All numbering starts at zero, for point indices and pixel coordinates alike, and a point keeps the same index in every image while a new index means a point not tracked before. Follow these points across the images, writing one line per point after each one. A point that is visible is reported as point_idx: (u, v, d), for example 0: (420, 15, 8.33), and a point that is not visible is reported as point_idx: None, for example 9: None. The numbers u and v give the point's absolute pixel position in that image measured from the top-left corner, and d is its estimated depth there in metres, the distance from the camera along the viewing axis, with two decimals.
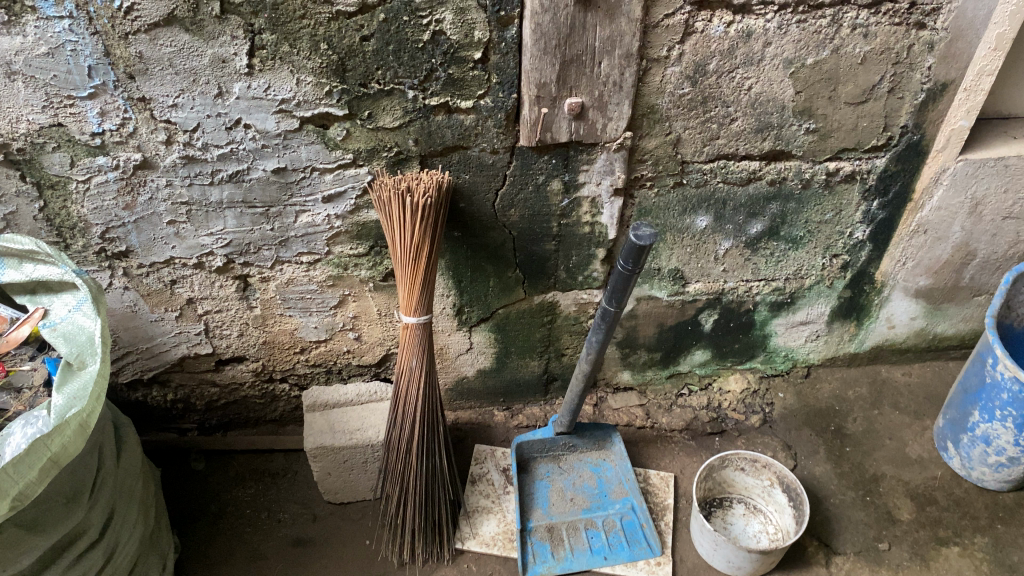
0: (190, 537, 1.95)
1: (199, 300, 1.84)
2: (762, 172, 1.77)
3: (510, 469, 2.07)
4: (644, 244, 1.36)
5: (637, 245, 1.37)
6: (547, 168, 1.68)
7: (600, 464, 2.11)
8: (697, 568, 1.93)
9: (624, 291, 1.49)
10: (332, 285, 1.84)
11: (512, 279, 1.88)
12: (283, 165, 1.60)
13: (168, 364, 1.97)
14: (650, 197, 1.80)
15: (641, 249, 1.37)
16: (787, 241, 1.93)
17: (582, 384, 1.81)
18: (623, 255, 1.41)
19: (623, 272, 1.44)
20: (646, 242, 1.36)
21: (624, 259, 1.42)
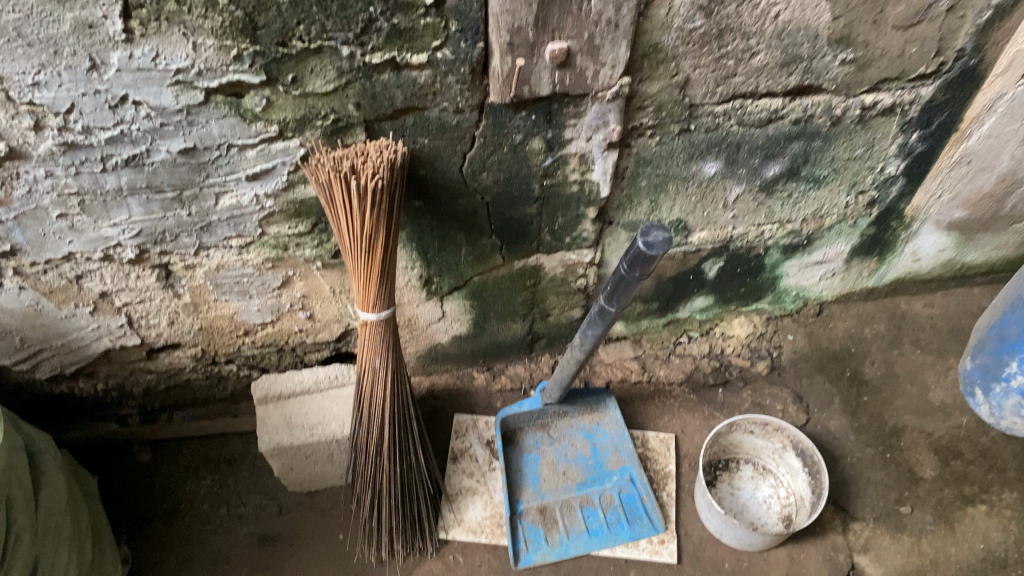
0: (142, 543, 1.75)
1: (115, 293, 1.53)
2: (785, 110, 1.46)
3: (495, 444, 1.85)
4: (655, 253, 1.07)
5: (646, 253, 1.08)
6: (525, 125, 1.36)
7: (594, 430, 1.90)
8: (704, 543, 1.79)
9: (627, 293, 1.21)
10: (272, 266, 1.54)
11: (487, 247, 1.59)
12: (191, 145, 1.26)
13: (92, 357, 1.68)
14: (651, 145, 1.48)
15: (650, 258, 1.09)
16: (808, 181, 1.64)
17: (573, 370, 1.56)
18: (627, 258, 1.13)
19: (625, 276, 1.16)
20: (656, 252, 1.07)
21: (627, 262, 1.14)
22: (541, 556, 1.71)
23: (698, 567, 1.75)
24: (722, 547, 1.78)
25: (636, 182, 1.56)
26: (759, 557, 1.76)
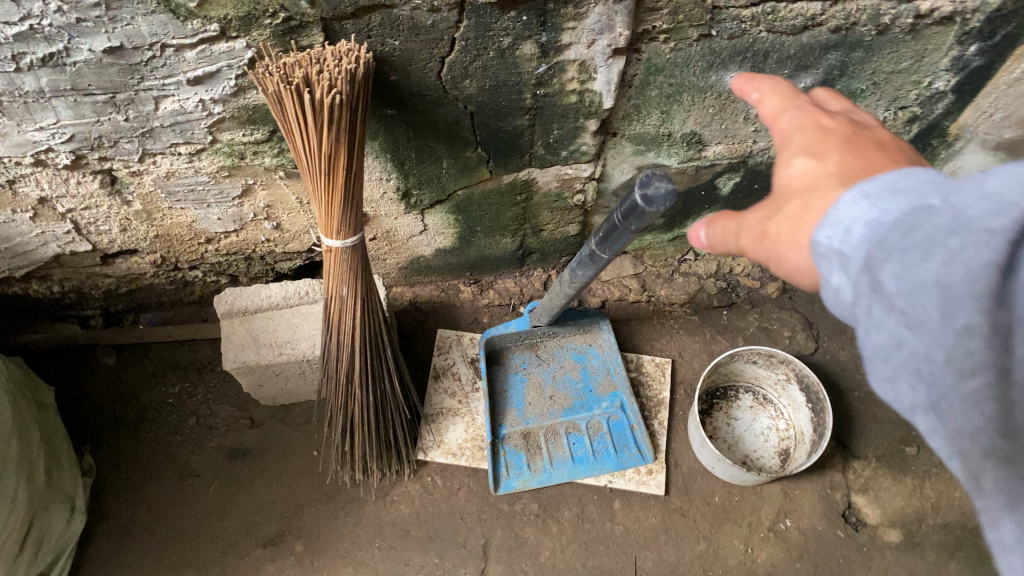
0: (108, 452, 1.68)
1: (55, 199, 1.38)
2: (825, 16, 1.24)
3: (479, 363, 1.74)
4: (654, 210, 0.92)
5: (643, 209, 0.93)
6: (514, 28, 1.15)
7: (585, 351, 1.78)
8: (694, 474, 1.70)
9: (621, 243, 1.06)
10: (229, 175, 1.37)
11: (472, 159, 1.41)
12: (117, 44, 1.07)
13: (42, 261, 1.55)
14: (664, 52, 1.27)
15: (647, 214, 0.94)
16: (843, 95, 1.43)
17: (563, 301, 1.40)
18: (622, 208, 0.98)
19: (619, 226, 1.01)
20: (655, 208, 0.92)
21: (621, 213, 0.98)
22: (521, 484, 1.62)
23: (686, 500, 1.67)
24: (714, 479, 1.70)
25: (645, 92, 1.36)
26: (751, 491, 1.68)
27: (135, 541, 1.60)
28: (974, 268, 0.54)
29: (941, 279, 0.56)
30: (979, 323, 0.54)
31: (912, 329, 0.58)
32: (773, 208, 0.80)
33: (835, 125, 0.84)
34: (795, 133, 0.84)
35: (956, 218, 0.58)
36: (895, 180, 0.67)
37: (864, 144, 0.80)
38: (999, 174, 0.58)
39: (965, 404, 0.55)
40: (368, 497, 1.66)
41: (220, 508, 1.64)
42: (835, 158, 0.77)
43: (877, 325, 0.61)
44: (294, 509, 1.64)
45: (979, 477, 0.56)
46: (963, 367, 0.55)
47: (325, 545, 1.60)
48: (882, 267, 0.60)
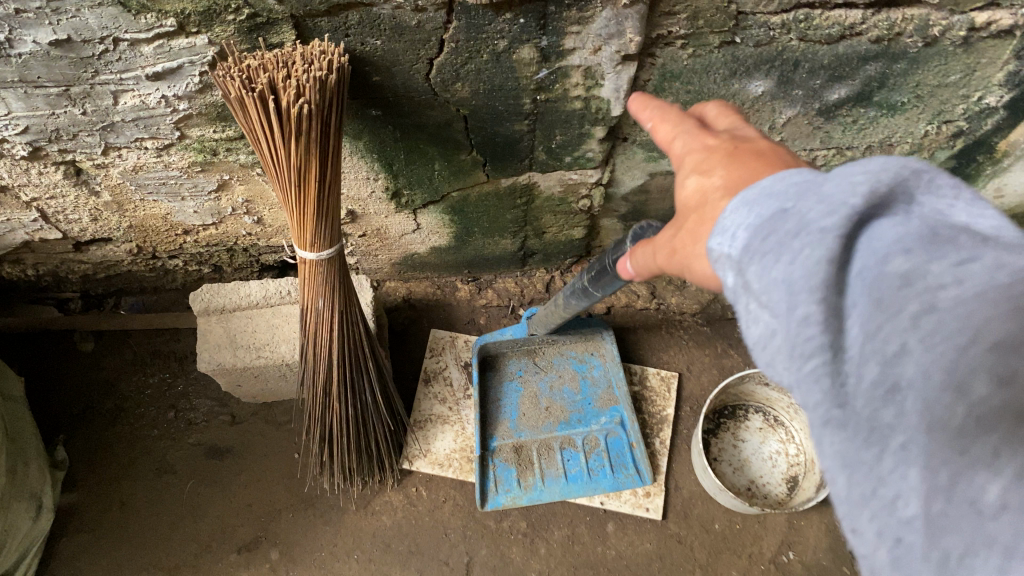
0: (82, 443, 1.62)
1: (17, 188, 1.28)
2: (865, 26, 1.09)
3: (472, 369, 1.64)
4: None
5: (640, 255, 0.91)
6: (511, 31, 1.02)
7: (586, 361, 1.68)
8: (694, 499, 1.60)
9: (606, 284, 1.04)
10: (202, 170, 1.27)
11: (467, 162, 1.30)
12: (65, 37, 0.96)
13: (11, 247, 1.46)
14: (681, 58, 1.13)
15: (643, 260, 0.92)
16: (881, 107, 1.29)
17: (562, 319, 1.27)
18: (615, 251, 0.95)
19: (607, 269, 0.99)
20: None
21: (614, 255, 0.96)
22: (511, 501, 1.51)
23: (684, 526, 1.58)
24: (714, 505, 1.60)
25: (660, 98, 1.22)
26: (754, 520, 1.58)
27: (106, 541, 1.53)
28: (809, 259, 0.48)
29: (786, 272, 0.50)
30: (814, 312, 0.47)
31: (765, 315, 0.52)
32: (678, 226, 0.71)
33: (719, 141, 0.72)
34: (686, 153, 0.74)
35: (806, 215, 0.51)
36: (771, 181, 0.58)
37: (744, 154, 0.68)
38: (849, 169, 0.52)
39: (809, 388, 0.49)
40: (349, 505, 1.59)
41: (195, 508, 1.57)
42: (722, 171, 0.67)
43: (746, 322, 0.55)
44: (272, 514, 1.57)
45: (825, 453, 0.50)
46: (803, 349, 0.48)
47: (302, 555, 1.53)
48: (745, 267, 0.54)
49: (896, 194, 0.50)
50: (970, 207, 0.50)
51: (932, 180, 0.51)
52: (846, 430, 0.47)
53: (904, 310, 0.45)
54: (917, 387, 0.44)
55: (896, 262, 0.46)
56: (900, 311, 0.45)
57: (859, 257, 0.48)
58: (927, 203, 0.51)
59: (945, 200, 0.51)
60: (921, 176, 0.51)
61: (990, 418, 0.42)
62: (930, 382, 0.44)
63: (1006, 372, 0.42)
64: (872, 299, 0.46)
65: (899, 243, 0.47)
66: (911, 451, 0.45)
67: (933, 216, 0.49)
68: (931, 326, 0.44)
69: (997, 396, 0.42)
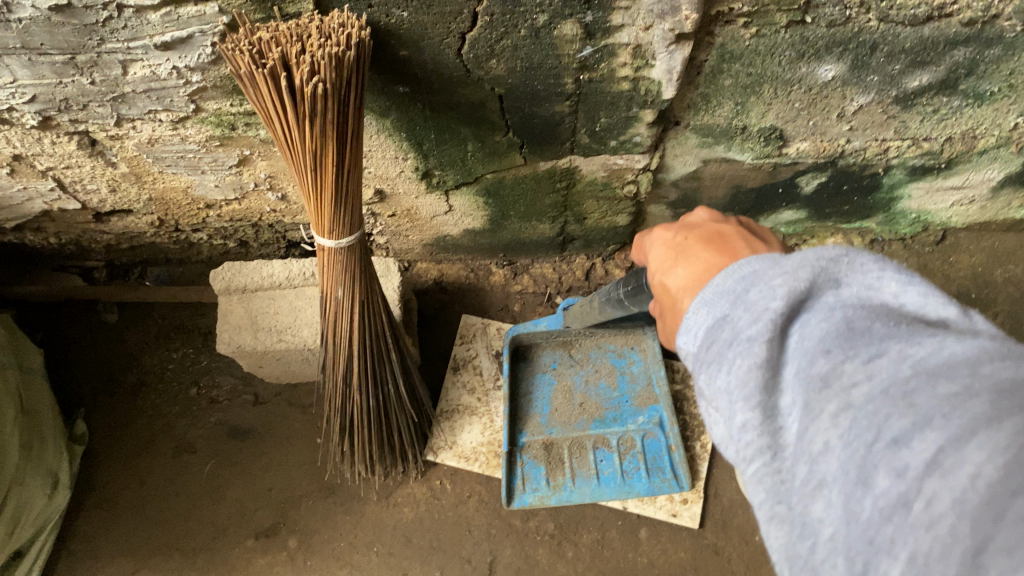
0: (103, 418, 1.58)
1: (31, 156, 1.22)
2: (958, 6, 0.96)
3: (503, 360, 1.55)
4: None
5: None
6: (552, 4, 0.91)
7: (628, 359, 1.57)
8: (734, 507, 1.51)
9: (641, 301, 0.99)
10: (221, 144, 1.19)
11: (502, 144, 1.20)
12: (65, 2, 0.88)
13: (30, 215, 1.41)
14: (743, 37, 1.02)
15: None
16: (967, 96, 1.15)
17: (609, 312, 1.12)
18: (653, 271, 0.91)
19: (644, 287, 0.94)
20: None
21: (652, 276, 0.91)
22: (537, 499, 1.43)
23: (721, 536, 1.49)
24: None
25: (717, 80, 1.11)
26: None
27: (124, 519, 1.51)
28: (741, 367, 0.55)
29: (726, 383, 0.57)
30: (751, 418, 0.54)
31: (719, 420, 0.59)
32: (664, 314, 0.80)
33: (678, 232, 0.80)
34: (651, 250, 0.82)
35: (741, 319, 0.58)
36: (721, 277, 0.64)
37: (696, 242, 0.76)
38: (774, 270, 0.59)
39: (759, 484, 0.56)
40: (371, 495, 1.53)
41: (215, 490, 1.53)
42: (682, 264, 0.75)
43: (709, 418, 0.62)
44: (292, 501, 1.52)
45: (776, 545, 0.56)
46: (747, 453, 0.56)
47: (321, 544, 1.49)
48: (700, 373, 0.61)
49: (819, 285, 0.57)
50: (894, 277, 0.57)
51: (853, 263, 0.58)
52: (788, 524, 0.54)
53: (824, 410, 0.51)
54: (838, 482, 0.50)
55: (818, 365, 0.53)
56: (822, 412, 0.52)
57: (794, 357, 0.55)
58: (854, 283, 0.57)
59: (871, 276, 0.57)
60: (841, 261, 0.58)
61: (889, 508, 0.47)
62: (846, 475, 0.50)
63: (902, 463, 0.47)
64: (803, 401, 0.53)
65: (821, 345, 0.53)
66: (835, 539, 0.50)
67: (857, 301, 0.56)
68: (846, 424, 0.50)
69: (895, 487, 0.47)
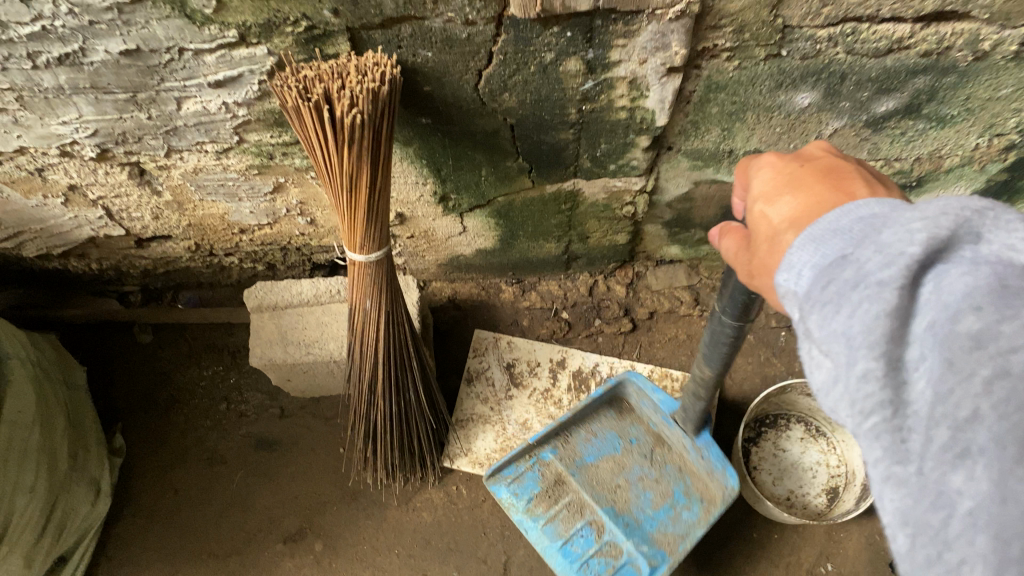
0: (139, 432, 1.69)
1: (85, 186, 1.34)
2: (914, 39, 1.09)
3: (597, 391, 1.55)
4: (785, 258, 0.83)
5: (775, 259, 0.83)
6: (558, 44, 1.04)
7: (688, 483, 1.44)
8: (732, 506, 1.61)
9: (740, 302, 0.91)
10: (259, 172, 1.32)
11: (513, 169, 1.32)
12: (134, 47, 1.01)
13: (78, 242, 1.53)
14: (726, 70, 1.15)
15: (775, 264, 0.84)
16: (931, 119, 1.28)
17: (729, 345, 1.15)
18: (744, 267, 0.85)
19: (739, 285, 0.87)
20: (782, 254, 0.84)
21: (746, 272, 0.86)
22: (506, 500, 1.41)
23: (721, 533, 1.59)
24: (752, 512, 1.61)
25: (705, 108, 1.24)
26: (792, 529, 1.58)
27: (160, 526, 1.60)
28: (867, 313, 0.54)
29: (846, 327, 0.56)
30: (875, 367, 0.53)
31: (829, 367, 0.58)
32: (751, 243, 0.78)
33: (793, 165, 0.77)
34: (757, 174, 0.79)
35: (866, 264, 0.57)
36: (836, 216, 0.64)
37: (810, 177, 0.73)
38: (910, 215, 0.57)
39: (869, 441, 0.54)
40: (392, 500, 1.63)
41: (245, 498, 1.63)
42: (787, 196, 0.73)
43: (812, 365, 0.61)
44: (318, 507, 1.62)
45: (885, 508, 0.54)
46: (864, 408, 0.54)
47: (345, 547, 1.58)
48: (808, 314, 0.60)
49: (959, 236, 0.55)
50: None
51: (1000, 218, 0.55)
52: (906, 487, 0.52)
53: (977, 374, 0.50)
54: (987, 454, 0.48)
55: (968, 322, 0.51)
56: (973, 375, 0.50)
57: (930, 309, 0.53)
58: (995, 241, 0.55)
59: (1013, 236, 0.55)
60: (986, 215, 0.56)
61: None
62: (1002, 451, 0.48)
63: None
64: (945, 357, 0.52)
65: (970, 302, 0.52)
66: (977, 516, 0.48)
67: (996, 260, 0.54)
68: (1002, 393, 0.49)
69: None
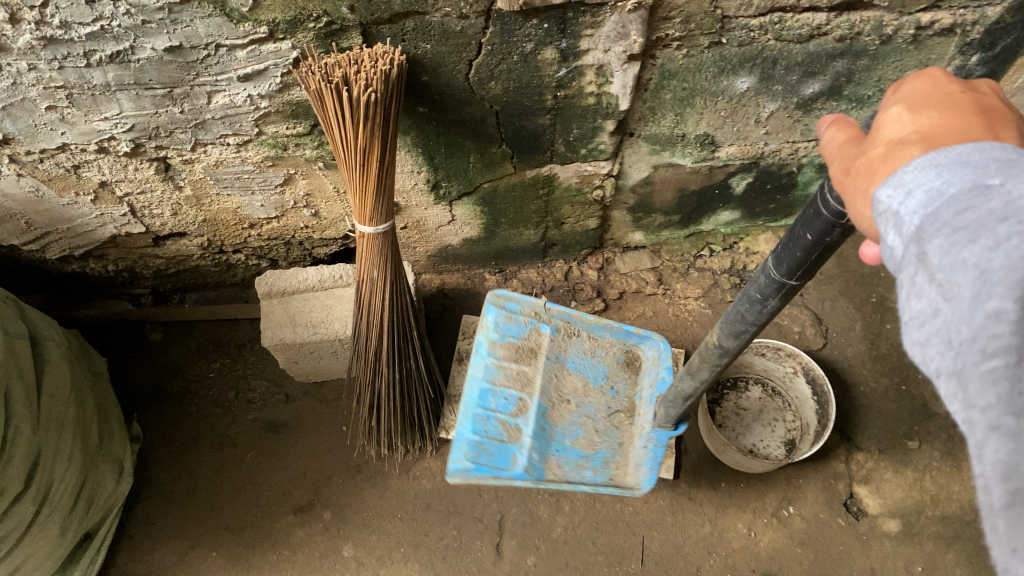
0: (153, 421, 1.82)
1: (114, 183, 1.50)
2: (830, 26, 1.31)
3: (616, 335, 1.58)
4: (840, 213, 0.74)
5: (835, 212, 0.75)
6: (536, 34, 1.25)
7: (614, 462, 1.44)
8: (702, 461, 1.79)
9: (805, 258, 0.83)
10: (273, 164, 1.49)
11: (497, 155, 1.52)
12: (177, 44, 1.19)
13: (99, 241, 1.68)
14: (676, 58, 1.36)
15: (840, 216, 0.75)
16: (851, 100, 1.51)
17: (753, 332, 1.02)
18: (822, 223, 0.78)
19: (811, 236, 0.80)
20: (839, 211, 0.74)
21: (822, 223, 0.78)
22: (489, 318, 1.53)
23: (693, 485, 1.75)
24: (721, 466, 1.78)
25: (660, 95, 1.44)
26: (757, 478, 1.75)
27: (177, 506, 1.71)
28: (1015, 251, 0.49)
29: (984, 259, 0.50)
30: (1008, 309, 0.48)
31: (941, 304, 0.53)
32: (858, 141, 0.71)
33: (954, 89, 0.67)
34: (914, 78, 0.71)
35: (1013, 199, 0.51)
36: (967, 147, 0.59)
37: (967, 105, 0.65)
38: None
39: (975, 381, 0.49)
40: (393, 471, 1.77)
41: (256, 476, 1.76)
42: (930, 115, 0.65)
43: (911, 293, 0.56)
44: (324, 480, 1.75)
45: (982, 463, 0.48)
46: (987, 348, 0.49)
47: (351, 514, 1.71)
48: (928, 240, 0.55)
49: None
50: None
51: None
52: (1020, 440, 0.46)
53: None
54: None
55: None
56: None
57: None
58: None
59: None
60: None
61: None
62: None
63: None
64: None
65: None
66: None
67: None
68: None
69: None
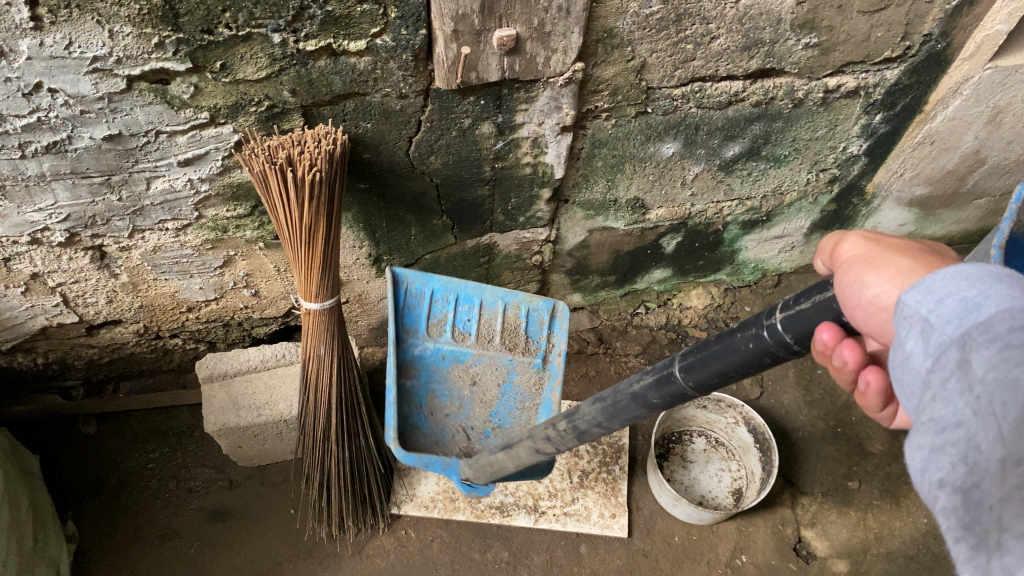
0: (89, 519, 1.74)
1: (47, 274, 1.47)
2: (746, 93, 1.40)
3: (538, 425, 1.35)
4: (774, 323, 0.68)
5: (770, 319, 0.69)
6: (474, 110, 1.29)
7: (416, 429, 1.29)
8: (655, 516, 1.80)
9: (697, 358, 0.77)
10: (212, 247, 1.48)
11: (439, 226, 1.55)
12: (116, 132, 1.18)
13: (29, 334, 1.63)
14: (606, 127, 1.42)
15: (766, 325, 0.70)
16: (769, 160, 1.60)
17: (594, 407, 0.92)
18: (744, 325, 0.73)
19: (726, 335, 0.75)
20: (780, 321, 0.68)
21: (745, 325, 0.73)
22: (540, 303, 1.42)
23: (647, 541, 1.77)
24: (673, 521, 1.80)
25: (592, 163, 1.50)
26: (709, 530, 1.78)
27: None
28: None
29: None
30: None
31: (972, 415, 0.51)
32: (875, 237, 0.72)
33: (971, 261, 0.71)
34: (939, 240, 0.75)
35: None
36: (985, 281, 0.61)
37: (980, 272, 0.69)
38: None
39: (1003, 511, 0.49)
40: (345, 551, 1.73)
41: (201, 568, 1.68)
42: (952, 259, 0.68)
43: (933, 397, 0.54)
44: (273, 567, 1.70)
45: None
46: None
47: None
48: (969, 345, 0.52)
49: None
50: None
51: None
52: None
53: None
54: None
55: None
56: None
57: None
58: None
59: None
60: None
61: None
62: None
63: None
64: None
65: None
66: None
67: None
68: None
69: None
